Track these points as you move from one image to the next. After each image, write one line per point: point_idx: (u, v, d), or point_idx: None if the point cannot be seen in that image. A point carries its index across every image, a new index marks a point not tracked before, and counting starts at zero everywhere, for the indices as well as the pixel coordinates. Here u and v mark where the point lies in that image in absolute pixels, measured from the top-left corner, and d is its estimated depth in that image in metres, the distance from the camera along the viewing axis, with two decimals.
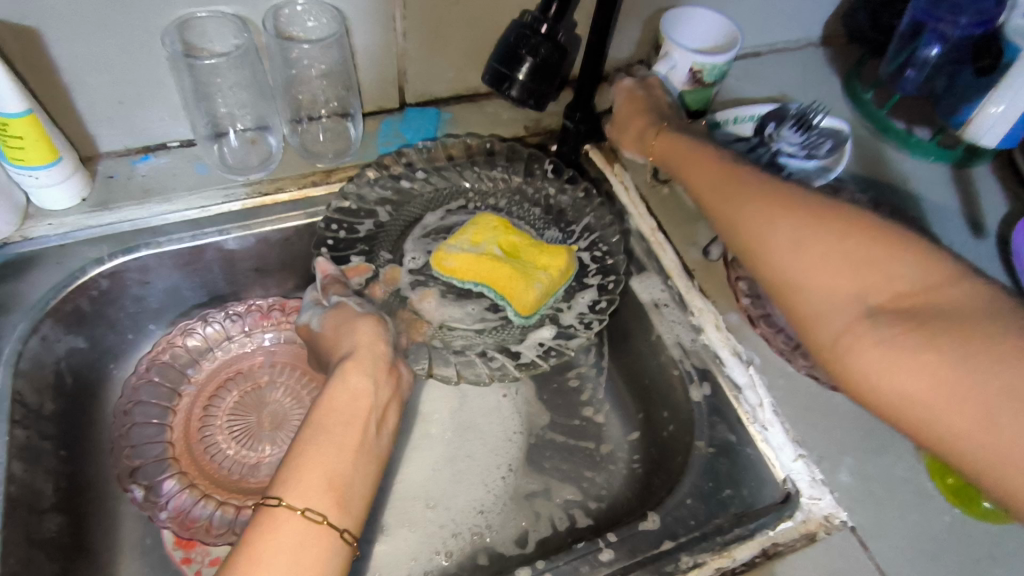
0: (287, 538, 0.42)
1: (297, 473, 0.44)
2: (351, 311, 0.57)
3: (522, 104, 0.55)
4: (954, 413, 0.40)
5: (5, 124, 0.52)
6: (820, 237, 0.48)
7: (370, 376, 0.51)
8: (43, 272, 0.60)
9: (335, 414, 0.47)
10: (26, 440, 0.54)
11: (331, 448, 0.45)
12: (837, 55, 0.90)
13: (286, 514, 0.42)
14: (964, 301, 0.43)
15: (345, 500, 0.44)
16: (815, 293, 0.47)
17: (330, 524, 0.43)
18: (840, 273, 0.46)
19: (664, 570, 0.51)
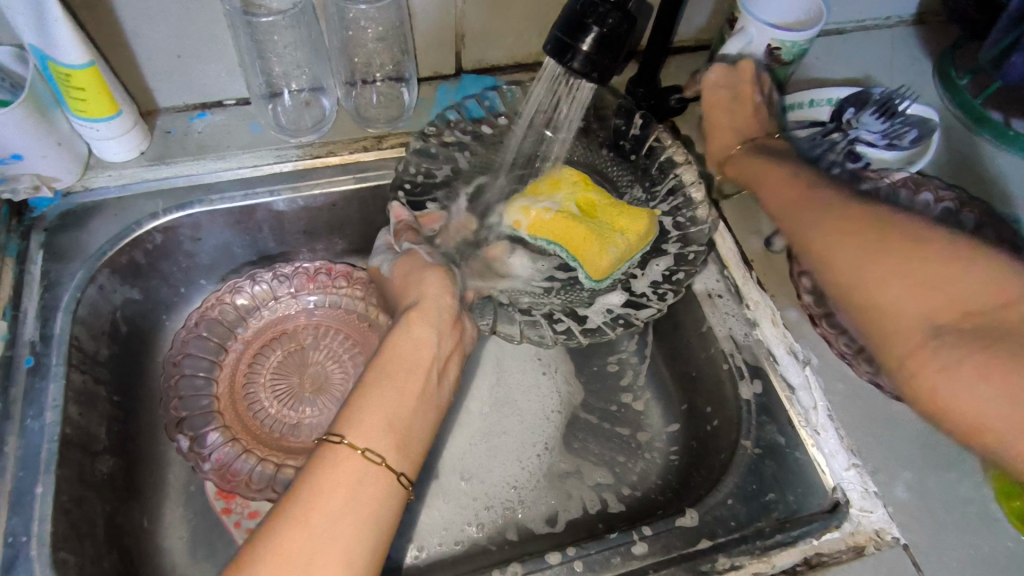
0: (345, 476, 0.42)
1: (359, 413, 0.45)
2: (419, 260, 0.57)
3: (584, 76, 0.50)
4: None
5: (69, 75, 0.53)
6: (888, 253, 0.44)
7: (435, 327, 0.52)
8: (101, 223, 0.62)
9: (398, 360, 0.48)
10: (82, 384, 0.56)
11: (394, 394, 0.46)
12: (930, 35, 0.83)
13: (346, 452, 0.43)
14: None
15: (404, 444, 0.45)
16: (879, 310, 0.44)
17: (387, 467, 0.43)
18: (907, 290, 0.43)
19: (700, 569, 0.49)
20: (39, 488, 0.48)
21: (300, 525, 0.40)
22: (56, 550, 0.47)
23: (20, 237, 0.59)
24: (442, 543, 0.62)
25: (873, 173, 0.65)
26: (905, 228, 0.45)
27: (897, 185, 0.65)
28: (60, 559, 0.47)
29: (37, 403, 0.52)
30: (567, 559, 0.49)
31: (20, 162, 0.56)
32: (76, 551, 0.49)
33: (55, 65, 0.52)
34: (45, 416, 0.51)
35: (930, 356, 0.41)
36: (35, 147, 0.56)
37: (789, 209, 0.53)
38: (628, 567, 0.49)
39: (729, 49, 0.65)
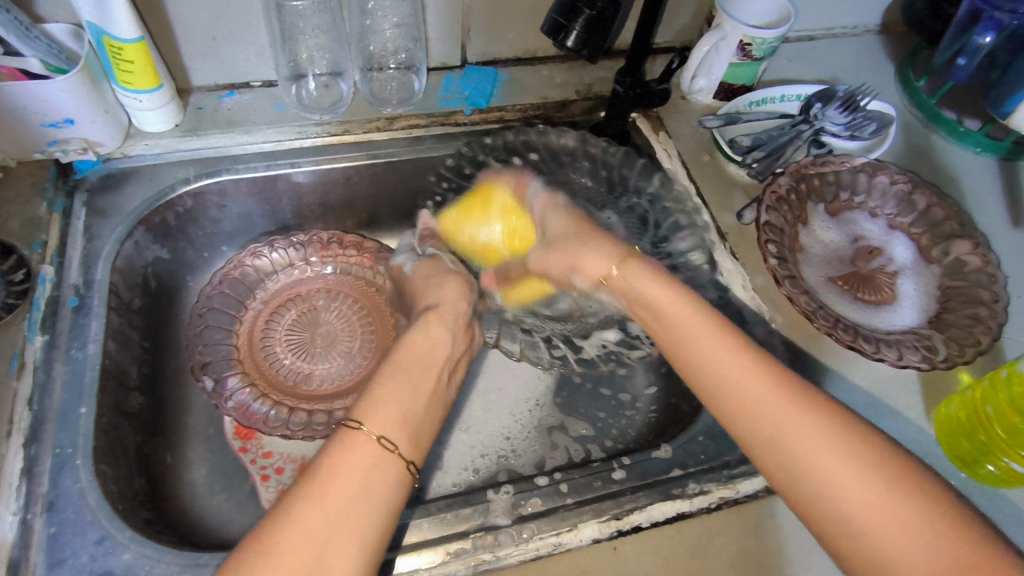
0: (360, 459, 0.45)
1: (374, 406, 0.48)
2: (444, 266, 0.66)
3: (576, 54, 0.59)
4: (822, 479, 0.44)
5: (121, 49, 0.59)
6: (823, 479, 0.44)
7: (449, 330, 0.58)
8: (137, 185, 0.68)
9: (414, 358, 0.53)
10: (119, 325, 0.62)
11: (408, 388, 0.51)
12: (893, 43, 0.91)
13: (362, 438, 0.46)
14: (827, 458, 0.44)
15: (415, 437, 0.49)
16: (770, 406, 0.47)
17: (398, 454, 0.46)
18: (862, 504, 0.42)
19: (671, 493, 0.55)
20: (84, 409, 0.55)
21: (316, 504, 0.42)
22: (97, 461, 0.53)
23: (65, 195, 0.66)
24: (440, 484, 0.67)
25: (834, 159, 0.71)
26: (814, 419, 0.46)
27: (856, 170, 0.71)
28: (100, 470, 0.53)
29: (81, 337, 0.58)
30: (553, 481, 0.55)
31: (70, 127, 0.63)
32: (112, 466, 0.55)
33: (109, 39, 0.58)
34: (88, 348, 0.57)
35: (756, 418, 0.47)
36: (85, 113, 0.62)
37: (569, 244, 0.62)
38: (607, 490, 0.55)
39: (705, 40, 0.72)
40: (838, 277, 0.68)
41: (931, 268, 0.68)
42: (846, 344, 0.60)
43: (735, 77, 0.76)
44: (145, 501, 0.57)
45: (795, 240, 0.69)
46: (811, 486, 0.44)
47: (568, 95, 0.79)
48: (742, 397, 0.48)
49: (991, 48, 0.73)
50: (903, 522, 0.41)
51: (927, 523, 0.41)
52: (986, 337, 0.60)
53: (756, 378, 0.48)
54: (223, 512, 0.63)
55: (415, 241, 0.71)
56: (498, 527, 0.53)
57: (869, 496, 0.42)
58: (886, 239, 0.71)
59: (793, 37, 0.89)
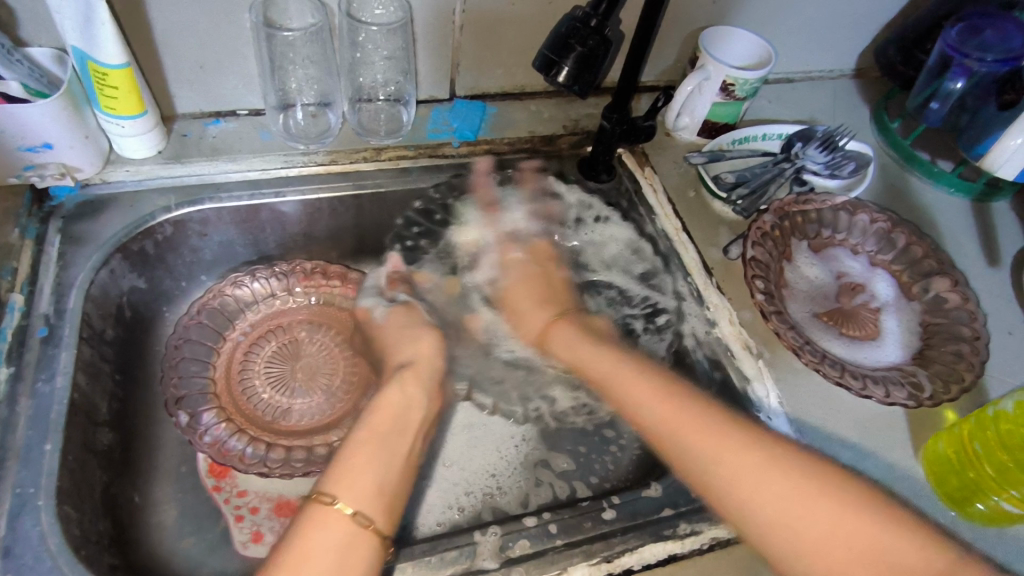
0: (329, 535, 0.44)
1: (349, 476, 0.47)
2: (415, 317, 0.65)
3: (567, 89, 0.60)
4: (751, 490, 0.47)
5: (104, 74, 0.58)
6: (749, 481, 0.47)
7: (424, 388, 0.58)
8: (116, 212, 0.66)
9: (389, 419, 0.53)
10: (91, 357, 0.59)
11: (383, 455, 0.50)
12: (868, 86, 0.94)
13: (331, 513, 0.45)
14: (749, 471, 0.47)
15: (390, 507, 0.47)
16: (689, 433, 0.51)
17: (374, 529, 0.45)
18: (784, 511, 0.46)
19: (663, 533, 0.54)
20: (48, 445, 0.52)
21: None
22: (60, 503, 0.50)
23: (40, 221, 0.64)
24: (424, 523, 0.64)
25: (817, 197, 0.72)
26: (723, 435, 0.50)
27: (838, 208, 0.72)
28: (63, 511, 0.50)
29: (50, 369, 0.56)
30: (542, 522, 0.54)
31: (49, 152, 0.61)
32: (76, 507, 0.52)
33: (93, 64, 0.57)
34: (55, 381, 0.55)
35: (700, 428, 0.51)
36: (65, 138, 0.61)
37: (585, 352, 0.62)
38: (597, 531, 0.54)
39: (689, 81, 0.74)
40: (823, 312, 0.69)
41: (912, 305, 0.69)
42: (834, 380, 0.60)
43: (719, 116, 0.78)
44: (109, 546, 0.54)
45: (780, 276, 0.69)
46: (715, 480, 0.49)
47: (555, 130, 0.80)
48: (647, 409, 0.54)
49: (960, 93, 0.76)
50: (766, 483, 0.47)
51: (790, 482, 0.46)
52: (969, 373, 0.61)
53: (680, 411, 0.52)
54: (192, 555, 0.60)
55: (383, 283, 0.69)
56: (486, 570, 0.51)
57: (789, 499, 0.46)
58: (869, 275, 0.72)
59: (771, 78, 0.92)
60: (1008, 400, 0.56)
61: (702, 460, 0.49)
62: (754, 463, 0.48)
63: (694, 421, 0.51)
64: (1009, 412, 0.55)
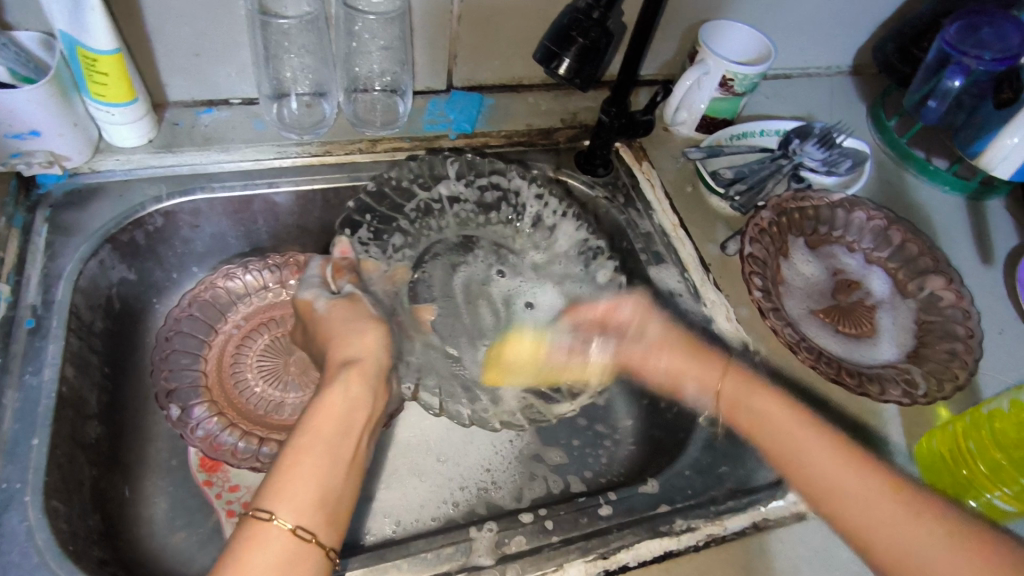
0: (271, 554, 0.41)
1: (291, 486, 0.43)
2: (362, 310, 0.58)
3: (568, 82, 0.59)
4: (814, 457, 0.51)
5: (95, 60, 0.57)
6: (798, 440, 0.52)
7: (371, 386, 0.52)
8: (107, 202, 0.65)
9: (333, 422, 0.48)
10: (78, 349, 0.58)
11: (328, 461, 0.45)
12: (865, 83, 0.94)
13: (274, 531, 0.42)
14: (813, 444, 0.51)
15: (334, 518, 0.44)
16: (757, 401, 0.56)
17: (317, 544, 0.43)
18: (847, 483, 0.49)
19: (659, 530, 0.54)
20: (35, 440, 0.51)
21: None
22: (48, 498, 0.50)
23: (27, 210, 0.63)
24: (418, 519, 0.63)
25: (814, 195, 0.72)
26: (834, 444, 0.51)
27: (834, 206, 0.72)
28: (51, 507, 0.49)
29: (37, 361, 0.55)
30: (538, 518, 0.53)
31: (36, 139, 0.60)
32: (65, 502, 0.51)
33: (82, 50, 0.56)
34: (42, 374, 0.54)
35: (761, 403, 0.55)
36: (53, 125, 0.59)
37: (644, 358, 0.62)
38: (594, 527, 0.54)
39: (688, 75, 0.73)
40: (820, 310, 0.69)
41: (908, 302, 0.69)
42: (830, 377, 0.60)
43: (717, 111, 0.77)
44: (98, 541, 0.53)
45: (778, 272, 0.69)
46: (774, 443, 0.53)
47: (553, 123, 0.79)
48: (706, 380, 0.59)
49: (958, 91, 0.76)
50: (827, 457, 0.51)
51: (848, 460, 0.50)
52: (963, 372, 0.61)
53: (779, 408, 0.55)
54: (183, 550, 0.59)
55: (328, 273, 0.62)
56: (481, 567, 0.51)
57: (886, 513, 0.47)
58: (865, 272, 0.72)
59: (769, 74, 0.91)
60: (1003, 399, 0.58)
61: (768, 434, 0.54)
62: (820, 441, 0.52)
63: (763, 396, 0.56)
64: (1005, 410, 0.57)
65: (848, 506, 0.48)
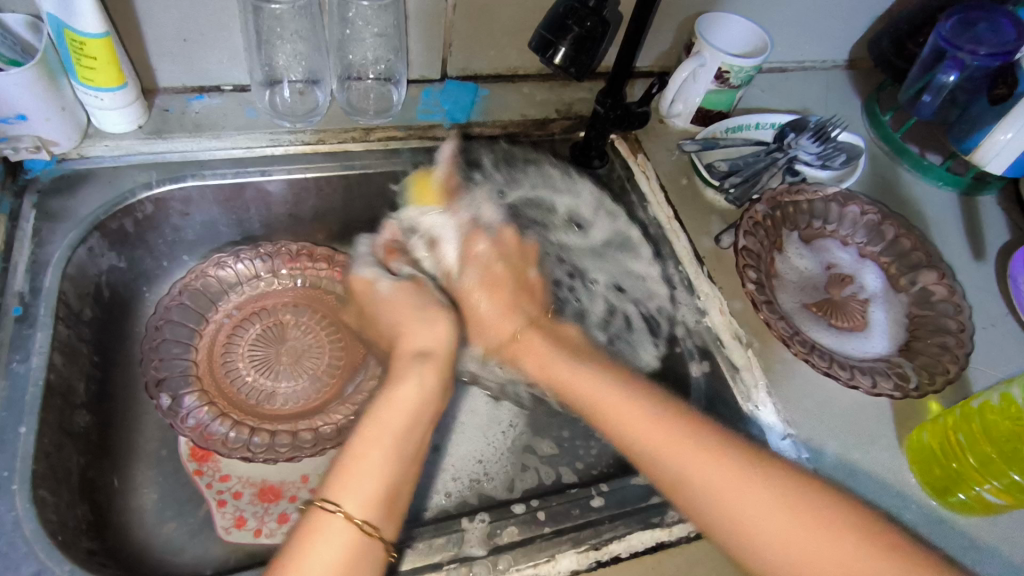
0: (328, 547, 0.42)
1: (352, 481, 0.44)
2: (426, 294, 0.59)
3: (563, 71, 0.59)
4: (723, 493, 0.47)
5: (81, 43, 0.56)
6: (705, 483, 0.47)
7: (439, 381, 0.52)
8: (96, 188, 0.64)
9: (398, 415, 0.48)
10: (68, 338, 0.58)
11: (393, 458, 0.46)
12: (860, 77, 0.94)
13: (332, 523, 0.43)
14: (706, 477, 0.48)
15: (393, 510, 0.45)
16: (659, 444, 0.50)
17: (377, 538, 0.44)
18: (766, 519, 0.45)
19: (651, 521, 0.54)
20: (23, 428, 0.50)
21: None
22: (35, 487, 0.49)
23: (14, 196, 0.62)
24: (411, 509, 0.63)
25: (809, 187, 0.72)
26: (756, 480, 0.47)
27: (829, 199, 0.72)
28: (39, 496, 0.49)
29: (24, 349, 0.54)
30: (530, 509, 0.53)
31: (22, 123, 0.58)
32: (53, 491, 0.51)
33: (69, 33, 0.55)
34: (31, 361, 0.53)
35: (668, 433, 0.50)
36: (39, 109, 0.58)
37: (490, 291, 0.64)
38: (586, 518, 0.54)
39: (684, 67, 0.73)
40: (812, 303, 0.69)
41: (900, 297, 0.70)
42: (822, 370, 0.60)
43: (712, 103, 0.77)
44: (87, 531, 0.53)
45: (771, 266, 0.69)
46: (675, 473, 0.49)
47: (548, 114, 0.78)
48: (624, 431, 0.52)
49: (954, 86, 0.76)
50: (738, 491, 0.47)
51: (744, 481, 0.47)
52: (954, 366, 0.62)
53: (625, 407, 0.53)
54: (173, 540, 0.59)
55: (382, 253, 0.66)
56: (473, 557, 0.51)
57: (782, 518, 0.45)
58: (857, 267, 0.72)
59: (765, 67, 0.91)
60: (994, 394, 0.57)
61: (669, 470, 0.49)
62: (720, 470, 0.48)
63: (661, 428, 0.51)
64: (994, 405, 0.57)
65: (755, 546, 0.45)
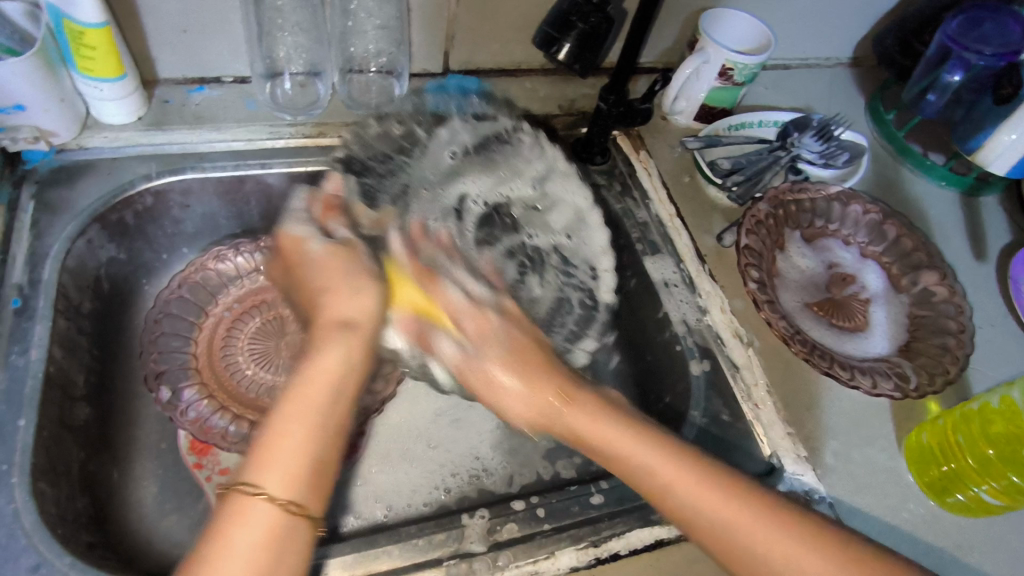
0: (253, 531, 0.40)
1: (270, 463, 0.42)
2: (359, 262, 0.55)
3: (568, 67, 0.59)
4: (713, 512, 0.47)
5: (82, 34, 0.55)
6: (688, 493, 0.47)
7: (349, 349, 0.49)
8: (95, 180, 0.63)
9: (318, 388, 0.46)
10: (66, 330, 0.57)
11: (319, 432, 0.44)
12: (865, 75, 0.94)
13: (253, 504, 0.41)
14: (696, 495, 0.47)
15: (321, 485, 0.43)
16: (643, 458, 0.49)
17: (308, 514, 0.42)
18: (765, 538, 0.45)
19: (650, 519, 0.54)
20: (22, 420, 0.50)
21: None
22: (35, 480, 0.49)
23: (13, 186, 0.61)
24: (410, 504, 0.63)
25: (812, 186, 0.72)
26: (739, 500, 0.47)
27: (831, 198, 0.72)
28: (38, 488, 0.49)
29: (23, 341, 0.54)
30: (530, 506, 0.54)
31: (22, 114, 0.58)
32: (51, 484, 0.51)
33: (69, 23, 0.54)
34: (29, 354, 0.53)
35: (644, 452, 0.49)
36: (39, 100, 0.58)
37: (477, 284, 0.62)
38: (585, 515, 0.54)
39: (687, 64, 0.72)
40: (814, 303, 0.69)
41: (901, 297, 0.70)
42: (822, 370, 0.60)
43: (718, 100, 0.77)
44: (87, 524, 0.53)
45: (773, 265, 0.69)
46: (660, 492, 0.48)
47: (550, 110, 0.78)
48: (609, 449, 0.50)
49: (957, 87, 0.76)
50: (717, 499, 0.47)
51: (732, 500, 0.47)
52: (954, 367, 0.62)
53: (579, 405, 0.52)
54: (173, 533, 0.59)
55: (319, 209, 0.58)
56: (473, 554, 0.51)
57: (689, 485, 0.48)
58: (859, 266, 0.72)
59: (770, 64, 0.90)
60: (994, 396, 0.58)
61: (652, 481, 0.49)
62: (711, 490, 0.47)
63: (639, 441, 0.50)
64: (993, 406, 0.57)
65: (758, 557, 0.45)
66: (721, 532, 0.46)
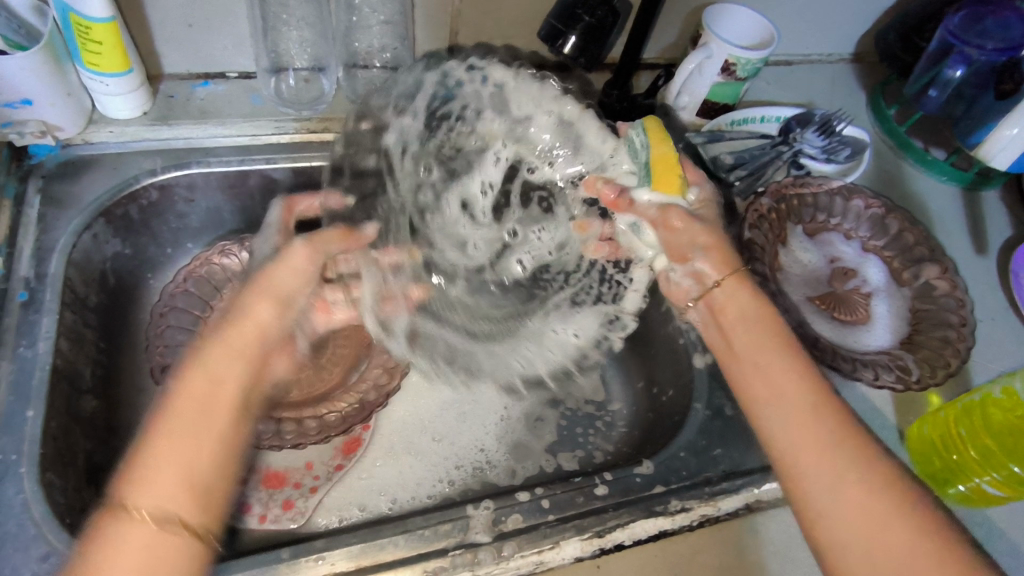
0: (133, 545, 0.38)
1: (151, 476, 0.40)
2: (304, 263, 0.54)
3: (572, 60, 0.59)
4: (830, 476, 0.44)
5: (88, 28, 0.55)
6: (810, 460, 0.45)
7: (255, 345, 0.48)
8: (101, 175, 0.64)
9: (193, 399, 0.43)
10: (73, 322, 0.58)
11: (188, 442, 0.41)
12: (866, 72, 0.94)
13: (133, 523, 0.39)
14: (836, 458, 0.44)
15: (205, 496, 0.41)
16: (793, 407, 0.47)
17: (185, 526, 0.40)
18: (873, 516, 0.42)
19: (654, 510, 0.54)
20: (30, 412, 0.51)
21: None
22: (43, 470, 0.49)
23: (19, 180, 0.62)
24: (415, 497, 0.63)
25: (814, 181, 0.72)
26: (865, 480, 0.43)
27: (833, 192, 0.72)
28: (47, 479, 0.49)
29: (30, 334, 0.54)
30: (535, 497, 0.54)
31: (28, 108, 0.58)
32: (60, 475, 0.51)
33: (76, 16, 0.55)
34: (36, 346, 0.53)
35: (802, 400, 0.47)
36: (46, 94, 0.58)
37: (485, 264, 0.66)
38: (590, 506, 0.54)
39: (691, 59, 0.72)
40: (815, 296, 0.70)
41: (903, 291, 0.70)
42: (824, 362, 0.61)
43: (719, 96, 0.77)
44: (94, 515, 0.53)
45: (776, 259, 0.70)
46: (791, 449, 0.46)
47: None
48: (768, 378, 0.49)
49: (959, 82, 0.76)
50: (844, 472, 0.44)
51: (865, 481, 0.43)
52: (955, 360, 0.62)
53: (776, 335, 0.51)
54: None
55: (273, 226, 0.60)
56: (478, 544, 0.51)
57: (818, 427, 0.46)
58: (860, 260, 0.73)
59: (771, 61, 0.91)
60: (996, 386, 0.58)
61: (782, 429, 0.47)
62: (842, 456, 0.44)
63: (794, 386, 0.48)
64: (996, 397, 0.58)
65: (855, 534, 0.42)
66: (815, 484, 0.44)
